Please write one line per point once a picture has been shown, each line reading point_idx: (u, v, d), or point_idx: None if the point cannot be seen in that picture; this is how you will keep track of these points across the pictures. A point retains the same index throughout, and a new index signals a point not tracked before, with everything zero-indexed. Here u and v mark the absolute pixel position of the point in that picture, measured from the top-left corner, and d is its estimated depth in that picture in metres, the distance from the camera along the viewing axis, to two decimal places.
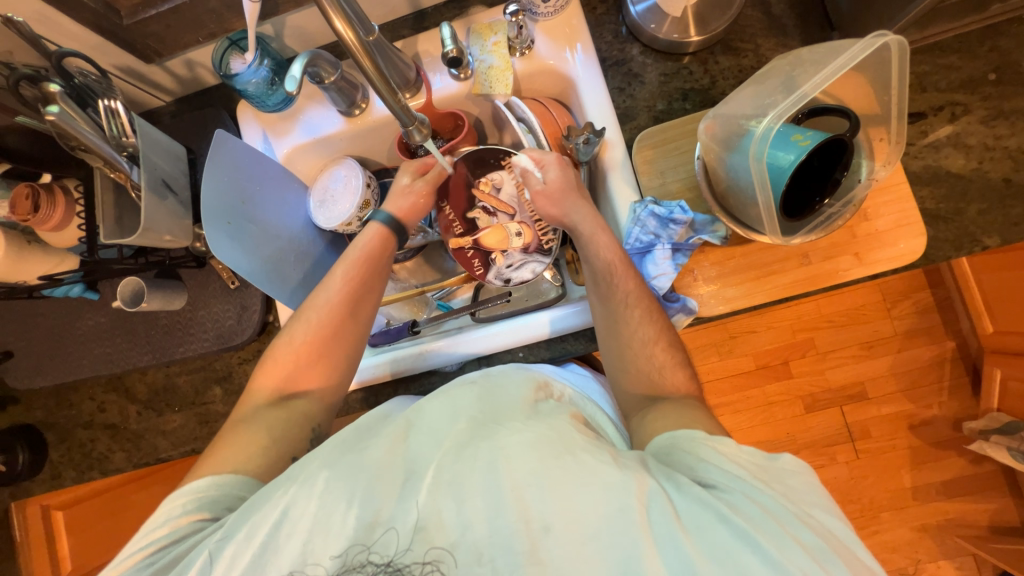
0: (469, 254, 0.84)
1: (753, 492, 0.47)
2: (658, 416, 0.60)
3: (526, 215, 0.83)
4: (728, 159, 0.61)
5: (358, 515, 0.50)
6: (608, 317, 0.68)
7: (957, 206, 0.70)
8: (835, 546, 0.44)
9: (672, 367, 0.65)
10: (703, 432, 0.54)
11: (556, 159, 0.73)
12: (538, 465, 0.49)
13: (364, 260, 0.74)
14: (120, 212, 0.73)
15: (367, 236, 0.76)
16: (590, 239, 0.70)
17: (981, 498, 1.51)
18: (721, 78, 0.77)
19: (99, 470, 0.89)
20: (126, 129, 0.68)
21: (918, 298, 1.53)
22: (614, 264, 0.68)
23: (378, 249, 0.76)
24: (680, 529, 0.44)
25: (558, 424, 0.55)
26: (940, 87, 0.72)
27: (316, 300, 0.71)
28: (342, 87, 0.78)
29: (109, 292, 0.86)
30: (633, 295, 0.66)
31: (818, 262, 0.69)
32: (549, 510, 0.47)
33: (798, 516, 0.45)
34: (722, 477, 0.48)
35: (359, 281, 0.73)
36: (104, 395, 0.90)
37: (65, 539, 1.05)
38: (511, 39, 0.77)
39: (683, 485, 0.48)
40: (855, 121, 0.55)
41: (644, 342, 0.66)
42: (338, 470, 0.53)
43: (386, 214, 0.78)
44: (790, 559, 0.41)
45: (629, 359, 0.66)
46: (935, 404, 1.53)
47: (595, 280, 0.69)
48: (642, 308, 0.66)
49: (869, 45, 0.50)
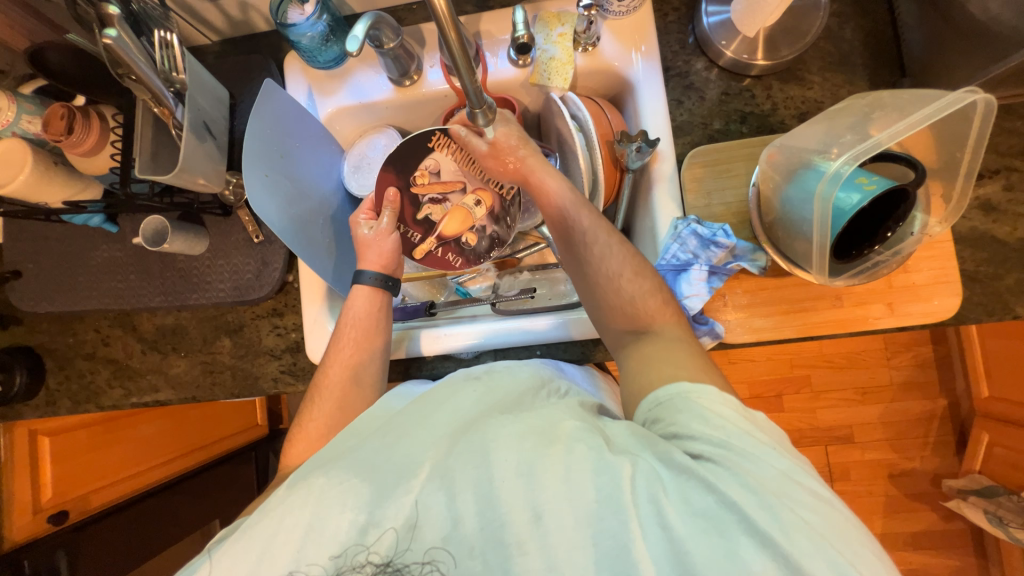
0: (439, 253, 0.85)
1: (741, 458, 0.46)
2: (638, 367, 0.59)
3: (476, 179, 0.83)
4: (785, 190, 0.61)
5: (351, 518, 0.48)
6: (576, 262, 0.67)
7: (996, 271, 0.70)
8: (825, 506, 0.44)
9: (646, 294, 0.63)
10: (688, 384, 0.53)
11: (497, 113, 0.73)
12: (528, 454, 0.49)
13: (356, 330, 0.73)
14: (156, 147, 0.71)
15: (358, 301, 0.75)
16: (541, 189, 0.69)
17: (945, 554, 1.54)
18: (782, 106, 0.76)
19: (95, 403, 0.88)
20: (176, 64, 0.66)
21: (921, 352, 1.54)
22: (565, 207, 0.67)
23: (370, 312, 0.74)
24: (665, 506, 0.44)
25: (552, 415, 0.54)
26: (999, 151, 0.72)
27: (317, 378, 0.71)
28: (398, 55, 0.77)
29: (129, 227, 0.84)
30: (590, 229, 0.65)
31: (851, 307, 0.68)
32: (540, 499, 0.47)
33: (785, 474, 0.45)
34: (708, 444, 0.47)
35: (355, 347, 0.72)
36: (109, 328, 0.88)
37: (49, 469, 1.03)
38: (579, 32, 0.75)
39: (670, 455, 0.47)
40: (921, 173, 0.54)
41: (611, 275, 0.64)
42: (331, 473, 0.52)
43: (370, 275, 0.76)
44: (778, 528, 0.41)
45: (600, 298, 0.65)
46: (917, 457, 1.55)
47: (554, 228, 0.69)
48: (603, 242, 0.65)
49: (958, 101, 0.50)
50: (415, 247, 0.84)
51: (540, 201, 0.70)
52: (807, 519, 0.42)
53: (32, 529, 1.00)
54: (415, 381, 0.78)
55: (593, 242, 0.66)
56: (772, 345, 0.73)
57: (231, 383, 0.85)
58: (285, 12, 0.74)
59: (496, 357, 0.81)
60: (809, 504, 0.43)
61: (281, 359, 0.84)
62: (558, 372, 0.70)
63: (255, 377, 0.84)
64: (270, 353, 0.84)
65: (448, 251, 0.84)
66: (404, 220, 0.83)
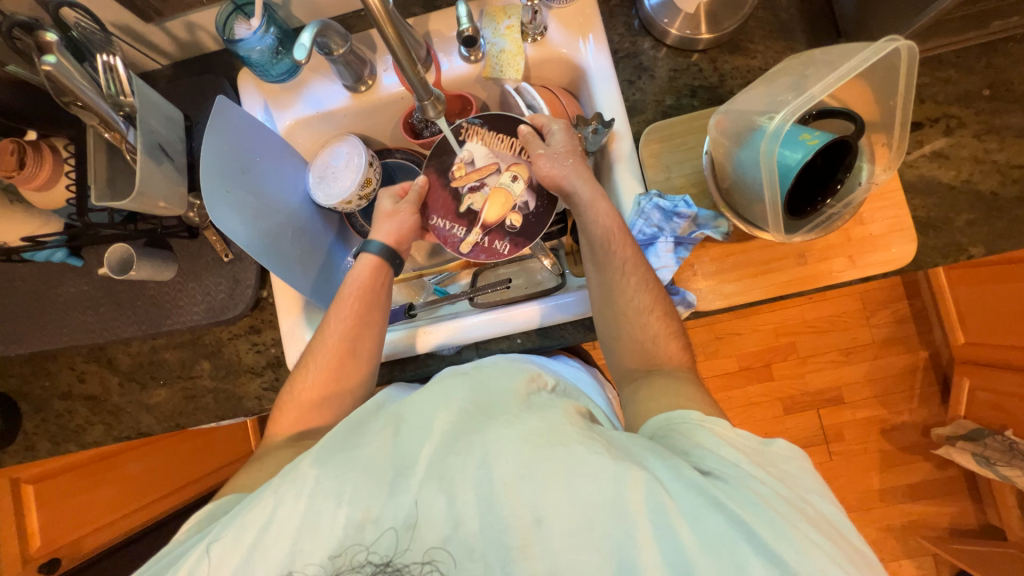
0: (486, 243, 0.80)
1: (747, 479, 0.47)
2: (649, 397, 0.61)
3: (508, 156, 0.80)
4: (737, 154, 0.62)
5: (348, 514, 0.49)
6: (605, 284, 0.69)
7: (947, 215, 0.73)
8: (828, 532, 0.44)
9: (667, 337, 0.67)
10: (699, 414, 0.55)
11: (564, 125, 0.75)
12: (530, 460, 0.49)
13: (357, 300, 0.73)
14: (113, 174, 0.70)
15: (361, 271, 0.76)
16: (589, 206, 0.70)
17: (943, 502, 1.58)
18: (729, 77, 0.78)
19: (76, 442, 0.86)
20: (123, 87, 0.65)
21: (897, 308, 1.59)
22: (613, 232, 0.69)
23: (371, 283, 0.75)
24: (674, 517, 0.44)
25: (551, 417, 0.55)
26: (937, 100, 0.75)
27: (317, 347, 0.71)
28: (350, 61, 0.77)
29: (94, 259, 0.82)
30: (631, 262, 0.68)
31: (814, 263, 0.70)
32: (541, 503, 0.47)
33: (789, 501, 0.46)
34: (717, 464, 0.48)
35: (355, 318, 0.72)
36: (84, 365, 0.87)
37: (36, 516, 1.02)
38: (525, 23, 0.77)
39: (679, 470, 0.47)
40: (860, 125, 0.57)
41: (640, 309, 0.67)
42: (327, 468, 0.51)
43: (377, 245, 0.77)
44: (786, 547, 0.41)
45: (626, 328, 0.68)
46: (905, 410, 1.59)
47: (592, 247, 0.70)
48: (641, 275, 0.68)
49: (880, 50, 0.52)
50: (462, 241, 0.81)
51: (581, 214, 0.71)
52: (815, 540, 0.42)
53: None
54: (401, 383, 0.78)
55: (630, 271, 0.68)
56: (744, 308, 0.74)
57: (215, 406, 0.84)
58: (232, 28, 0.74)
59: (479, 351, 0.82)
60: (815, 528, 0.44)
61: (263, 375, 0.83)
62: (540, 364, 0.72)
63: (239, 398, 0.83)
64: (251, 371, 0.84)
65: (496, 238, 0.80)
66: (447, 214, 0.82)
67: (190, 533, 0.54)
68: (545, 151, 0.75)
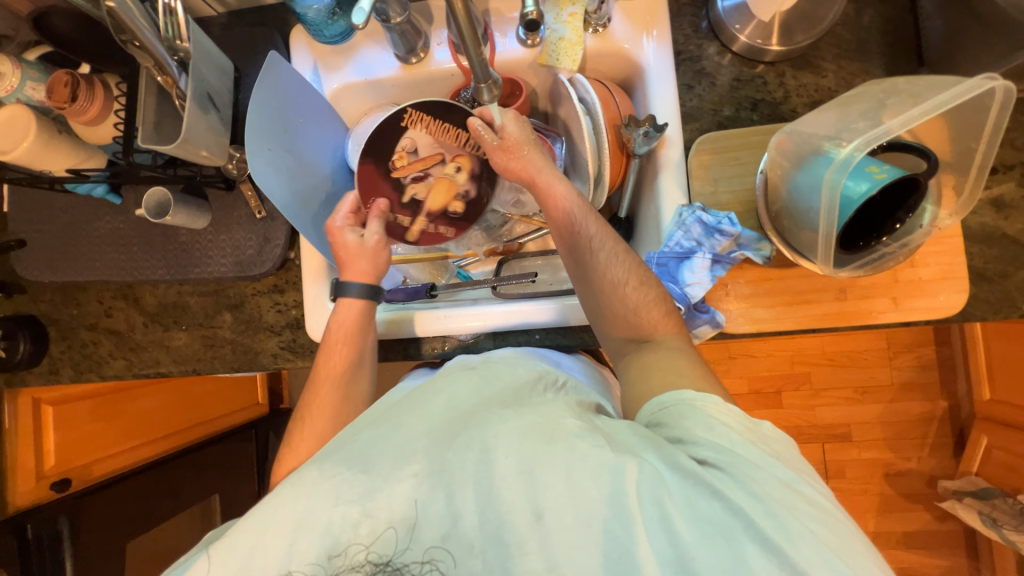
0: (432, 230, 0.86)
1: (744, 466, 0.46)
2: (638, 379, 0.61)
3: (452, 147, 0.84)
4: (793, 176, 0.60)
5: (344, 512, 0.48)
6: (579, 269, 0.67)
7: (1005, 269, 0.69)
8: (827, 516, 0.44)
9: (648, 305, 0.64)
10: (691, 393, 0.54)
11: (514, 116, 0.74)
12: (528, 452, 0.49)
13: (342, 344, 0.73)
14: (160, 117, 0.70)
15: (344, 313, 0.74)
16: (546, 192, 0.68)
17: (936, 554, 1.55)
18: (794, 94, 0.74)
19: (97, 373, 0.89)
20: (180, 33, 0.64)
21: (924, 353, 1.53)
22: (574, 211, 0.67)
23: (356, 321, 0.74)
24: (672, 512, 0.44)
25: (550, 411, 0.55)
26: (1016, 146, 0.70)
27: (308, 398, 0.71)
28: (405, 31, 0.75)
29: (132, 199, 0.84)
30: (598, 237, 0.66)
31: (854, 300, 0.68)
32: (540, 497, 0.47)
33: (785, 483, 0.45)
34: (713, 451, 0.48)
35: (344, 362, 0.72)
36: (112, 300, 0.89)
37: (52, 436, 1.05)
38: (589, 12, 0.74)
39: (674, 458, 0.47)
40: (934, 164, 0.53)
41: (616, 282, 0.65)
42: (323, 467, 0.52)
43: (357, 287, 0.74)
44: (782, 535, 0.41)
45: (605, 306, 0.65)
46: (913, 457, 1.55)
47: (559, 234, 0.68)
48: (609, 249, 0.66)
49: (973, 88, 0.49)
50: (406, 231, 0.85)
51: (544, 204, 0.69)
52: (813, 529, 0.42)
53: (37, 494, 1.03)
54: (415, 371, 0.79)
55: (599, 248, 0.66)
56: (772, 336, 0.72)
57: (232, 357, 0.85)
58: None
59: (495, 341, 0.81)
60: (813, 513, 0.44)
61: (281, 335, 0.84)
62: (554, 364, 0.71)
63: (255, 353, 0.85)
64: (270, 329, 0.85)
65: (440, 224, 0.85)
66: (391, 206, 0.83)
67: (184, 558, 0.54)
68: (496, 140, 0.73)
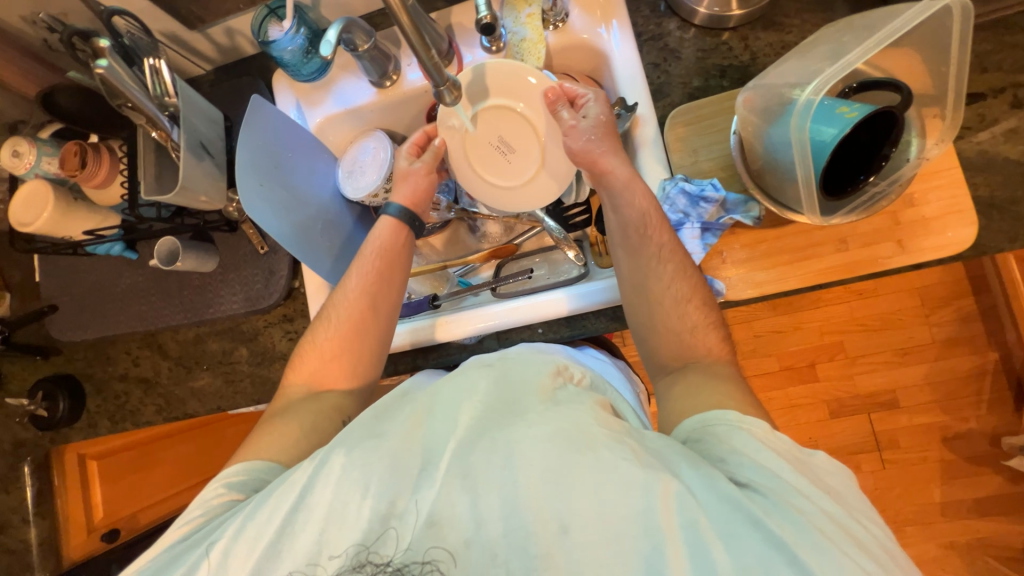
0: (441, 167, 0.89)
1: (788, 492, 0.45)
2: (682, 395, 0.60)
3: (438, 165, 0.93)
4: (767, 133, 0.59)
5: (373, 506, 0.50)
6: (640, 274, 0.66)
7: (1014, 194, 0.65)
8: (879, 557, 0.43)
9: (705, 328, 0.64)
10: (737, 414, 0.53)
11: (601, 95, 0.72)
12: (555, 463, 0.48)
13: (378, 258, 0.75)
14: (160, 169, 0.76)
15: (381, 231, 0.77)
16: (623, 186, 0.67)
17: (1016, 519, 1.42)
18: (762, 54, 0.74)
19: (131, 422, 0.93)
20: (168, 89, 0.69)
21: (961, 304, 1.45)
22: (648, 217, 0.66)
23: (394, 241, 0.77)
24: (708, 537, 0.43)
25: (577, 417, 0.53)
26: (1002, 68, 0.68)
27: (339, 299, 0.73)
28: (375, 56, 0.79)
29: (147, 252, 0.89)
30: (667, 249, 0.65)
31: (857, 249, 0.66)
32: (566, 511, 0.47)
33: (836, 520, 0.44)
34: (756, 475, 0.47)
35: (377, 275, 0.74)
36: (138, 350, 0.94)
37: (99, 490, 1.10)
38: (546, 11, 0.77)
39: (714, 479, 0.46)
40: (907, 95, 0.53)
41: (677, 299, 0.64)
42: (353, 454, 0.52)
43: (397, 206, 0.78)
44: (831, 574, 0.40)
45: (659, 319, 0.65)
46: (971, 417, 1.45)
47: (625, 230, 0.67)
48: (677, 263, 0.65)
49: (928, 8, 0.49)
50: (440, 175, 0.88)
51: (616, 195, 0.68)
52: (864, 568, 0.40)
53: (89, 546, 1.09)
54: (429, 370, 0.78)
55: (666, 258, 0.65)
56: (778, 299, 0.70)
57: (252, 390, 0.88)
58: (266, 31, 0.78)
59: (500, 340, 0.82)
60: (864, 552, 0.42)
61: None
62: (568, 356, 0.71)
63: (273, 382, 0.88)
64: (284, 358, 0.88)
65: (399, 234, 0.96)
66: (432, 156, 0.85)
67: (215, 515, 0.56)
68: (579, 123, 0.72)
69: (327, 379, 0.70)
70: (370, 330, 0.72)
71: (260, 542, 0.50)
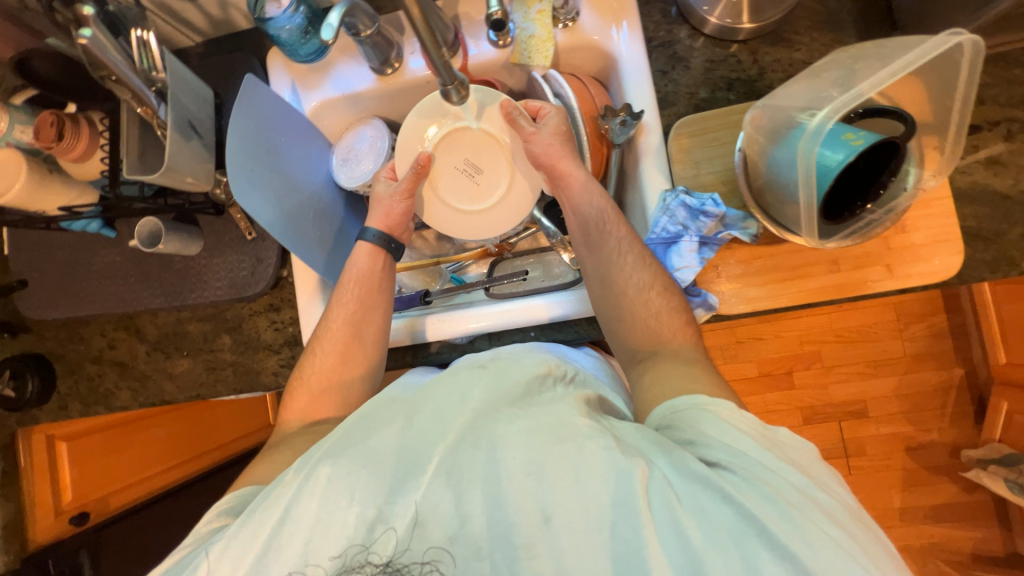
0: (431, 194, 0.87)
1: (757, 469, 0.46)
2: (652, 382, 0.60)
3: None
4: (772, 152, 0.60)
5: (359, 512, 0.49)
6: (602, 268, 0.69)
7: (999, 226, 0.67)
8: (845, 523, 0.43)
9: (670, 312, 0.65)
10: (704, 397, 0.54)
11: (556, 107, 0.75)
12: (537, 454, 0.49)
13: (357, 285, 0.74)
14: (143, 148, 0.72)
15: (359, 257, 0.76)
16: (582, 186, 0.71)
17: (967, 526, 1.50)
18: (769, 70, 0.74)
19: (105, 405, 0.90)
20: (155, 62, 0.66)
21: (934, 321, 1.50)
22: (606, 213, 0.70)
23: (373, 266, 0.76)
24: (681, 514, 0.44)
25: (559, 409, 0.53)
26: (999, 102, 0.69)
27: (323, 331, 0.72)
28: (377, 43, 0.77)
29: (126, 231, 0.85)
30: (626, 241, 0.68)
31: (848, 271, 0.67)
32: (549, 500, 0.47)
33: (801, 490, 0.45)
34: (724, 453, 0.47)
35: (357, 303, 0.73)
36: (114, 332, 0.90)
37: (68, 472, 1.07)
38: (556, 8, 0.75)
39: (684, 461, 0.47)
40: (911, 126, 0.54)
41: (641, 287, 0.66)
42: (338, 464, 0.51)
43: (374, 232, 0.77)
44: (797, 541, 0.40)
45: (627, 302, 0.66)
46: (934, 429, 1.51)
47: (585, 228, 0.71)
48: (637, 252, 0.67)
49: (941, 44, 0.50)
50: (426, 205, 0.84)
51: (573, 197, 0.72)
52: (831, 535, 0.41)
53: (56, 529, 1.04)
54: (420, 368, 0.77)
55: (626, 250, 0.68)
56: (768, 314, 0.71)
57: (234, 379, 0.86)
58: (262, 6, 0.73)
59: (492, 341, 0.81)
60: (830, 520, 0.43)
61: (280, 352, 0.85)
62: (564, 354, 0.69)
63: (256, 372, 0.86)
64: (269, 348, 0.86)
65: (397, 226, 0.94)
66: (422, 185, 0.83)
67: (199, 543, 0.54)
68: (538, 130, 0.74)
69: (324, 386, 0.70)
70: (356, 356, 0.71)
71: (248, 562, 0.49)
